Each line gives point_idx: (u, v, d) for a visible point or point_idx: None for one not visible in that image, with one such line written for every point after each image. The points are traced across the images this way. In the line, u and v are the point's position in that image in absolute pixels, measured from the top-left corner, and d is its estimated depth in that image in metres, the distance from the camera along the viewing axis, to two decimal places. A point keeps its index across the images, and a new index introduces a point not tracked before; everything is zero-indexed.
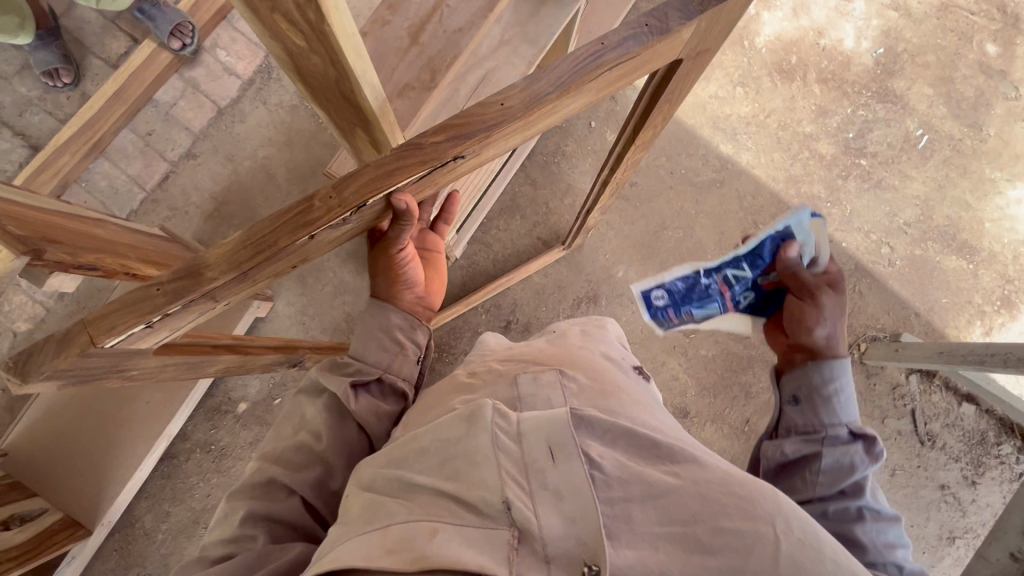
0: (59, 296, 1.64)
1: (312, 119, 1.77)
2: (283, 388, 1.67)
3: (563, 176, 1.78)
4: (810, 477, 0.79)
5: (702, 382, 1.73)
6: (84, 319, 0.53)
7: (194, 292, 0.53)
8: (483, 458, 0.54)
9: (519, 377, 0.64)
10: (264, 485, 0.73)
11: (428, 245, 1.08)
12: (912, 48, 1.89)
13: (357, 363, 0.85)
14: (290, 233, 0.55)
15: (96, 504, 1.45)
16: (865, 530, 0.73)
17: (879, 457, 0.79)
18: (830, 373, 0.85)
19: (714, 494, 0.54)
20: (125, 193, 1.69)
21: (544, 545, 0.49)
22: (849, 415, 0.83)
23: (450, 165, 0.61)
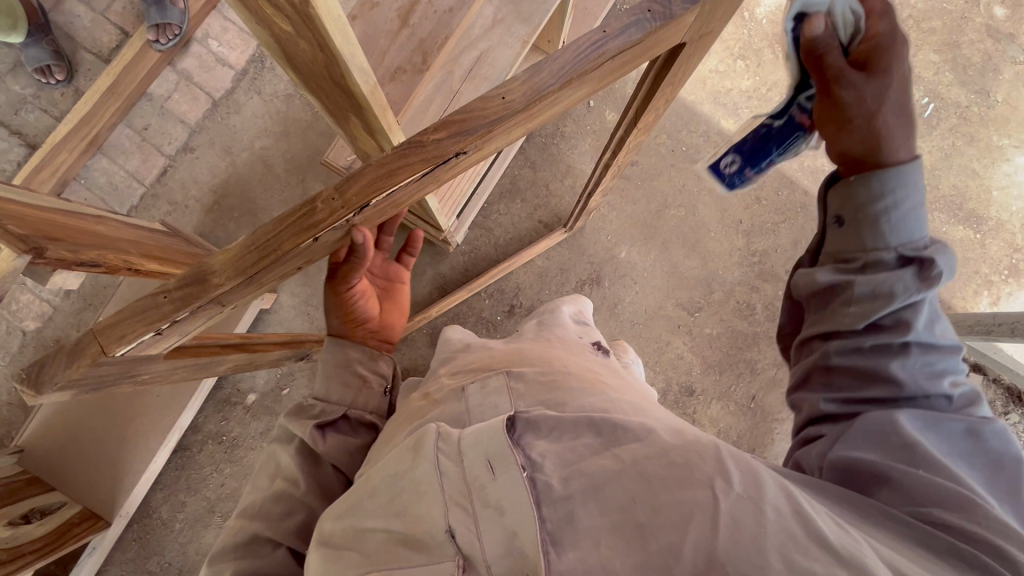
0: (65, 294, 1.65)
1: (308, 108, 1.75)
2: (291, 378, 1.69)
3: (562, 157, 1.77)
4: (845, 317, 0.63)
5: (707, 360, 1.73)
6: (92, 329, 0.48)
7: (200, 300, 0.48)
8: (427, 488, 0.55)
9: (467, 392, 0.72)
10: (249, 544, 0.75)
11: (391, 276, 1.05)
12: (917, 14, 1.84)
13: (321, 404, 0.87)
14: (294, 237, 0.49)
15: (114, 496, 1.48)
16: (902, 369, 0.60)
17: (939, 281, 0.61)
18: (878, 185, 0.62)
19: (652, 470, 0.52)
20: (125, 189, 1.69)
21: (488, 567, 0.50)
22: (909, 229, 0.63)
23: (451, 163, 0.55)
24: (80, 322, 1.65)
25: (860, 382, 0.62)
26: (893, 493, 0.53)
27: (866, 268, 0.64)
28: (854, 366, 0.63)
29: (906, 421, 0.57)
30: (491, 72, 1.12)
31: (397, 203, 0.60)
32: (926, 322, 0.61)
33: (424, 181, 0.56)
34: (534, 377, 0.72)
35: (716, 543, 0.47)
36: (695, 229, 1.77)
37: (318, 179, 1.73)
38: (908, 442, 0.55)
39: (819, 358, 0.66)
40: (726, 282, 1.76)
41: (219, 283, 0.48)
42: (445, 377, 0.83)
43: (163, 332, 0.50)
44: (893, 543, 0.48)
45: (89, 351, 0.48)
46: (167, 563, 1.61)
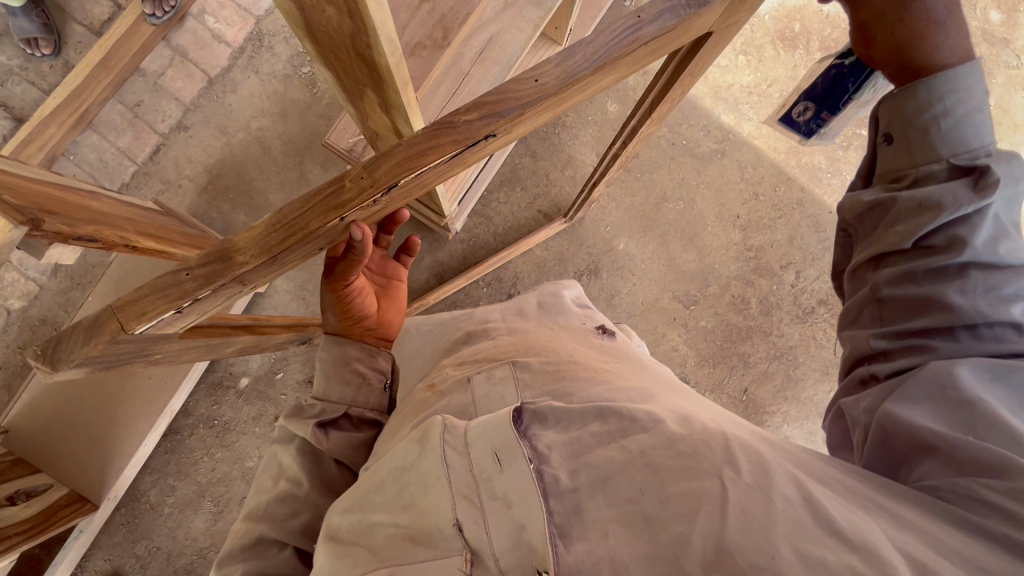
0: (53, 272, 1.61)
1: (306, 88, 1.72)
2: (285, 363, 1.67)
3: (563, 147, 1.76)
4: (892, 233, 0.66)
5: (702, 353, 1.74)
6: (111, 306, 0.45)
7: (226, 278, 0.47)
8: (434, 481, 0.54)
9: (474, 381, 0.72)
10: (256, 546, 0.76)
11: (389, 273, 1.04)
12: None
13: (321, 403, 0.86)
14: (322, 217, 0.48)
15: (103, 479, 1.46)
16: (958, 295, 0.61)
17: (997, 189, 0.61)
18: (926, 94, 0.66)
19: (659, 460, 0.50)
20: (115, 166, 1.65)
21: (496, 560, 0.48)
22: (965, 138, 0.65)
23: (480, 145, 0.54)
24: (68, 302, 1.61)
25: (912, 312, 0.64)
26: (941, 465, 0.51)
27: (917, 182, 0.67)
28: (904, 292, 0.65)
29: (964, 374, 0.56)
30: (502, 55, 1.12)
31: (423, 184, 0.59)
32: (987, 238, 0.61)
33: (450, 163, 0.55)
34: (540, 368, 0.72)
35: (725, 534, 0.45)
36: (693, 222, 1.78)
37: (316, 162, 1.70)
38: (965, 399, 0.54)
39: (870, 290, 0.69)
40: (722, 276, 1.77)
41: (244, 261, 0.47)
42: (449, 368, 0.83)
43: (184, 310, 0.48)
44: (921, 523, 0.45)
45: (108, 328, 0.45)
46: (156, 548, 1.59)
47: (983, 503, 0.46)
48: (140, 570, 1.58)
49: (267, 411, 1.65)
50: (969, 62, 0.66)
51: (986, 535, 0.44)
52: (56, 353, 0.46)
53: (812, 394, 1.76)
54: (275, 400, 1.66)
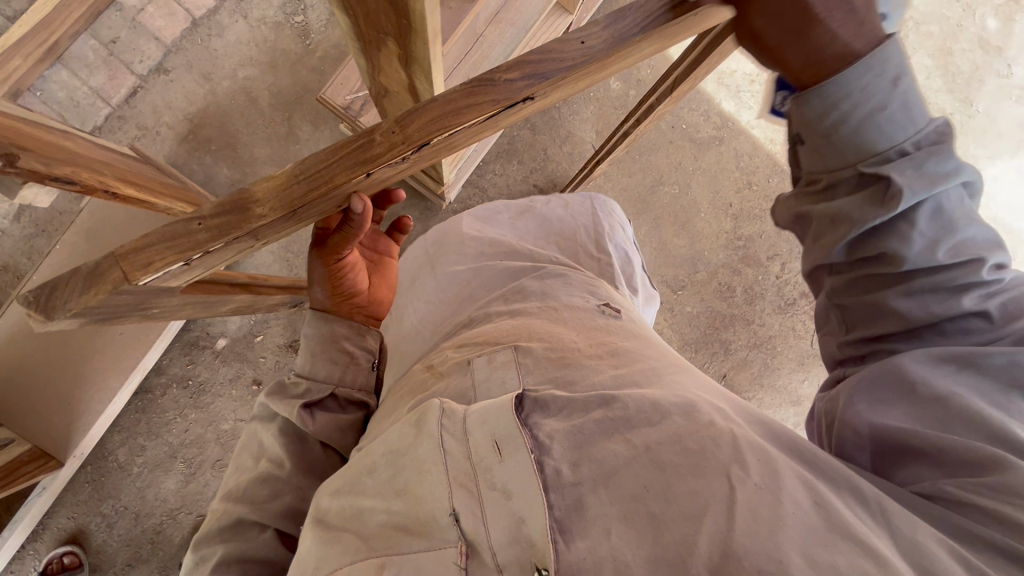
0: (17, 216, 1.52)
1: (298, 39, 1.63)
2: (265, 325, 1.61)
3: (563, 122, 1.73)
4: (819, 246, 0.63)
5: (685, 338, 1.77)
6: (115, 253, 0.42)
7: (240, 231, 0.44)
8: (430, 467, 0.55)
9: (476, 363, 0.72)
10: (235, 527, 0.74)
11: (380, 249, 1.00)
12: (918, 16, 1.87)
13: (305, 382, 0.83)
14: (348, 170, 0.45)
15: (69, 435, 1.41)
16: (902, 298, 0.58)
17: (902, 198, 0.56)
18: (818, 103, 0.57)
19: (666, 456, 0.51)
20: (87, 106, 1.54)
21: (493, 554, 0.49)
22: (872, 141, 0.58)
23: (519, 108, 0.51)
24: (32, 249, 1.52)
25: (869, 320, 0.62)
26: (928, 467, 0.51)
27: (830, 189, 0.61)
28: (856, 300, 0.62)
29: (928, 369, 0.55)
30: (519, 16, 1.12)
31: (452, 148, 0.55)
32: (924, 240, 0.57)
33: (489, 125, 0.52)
34: (542, 354, 0.71)
35: (731, 535, 0.46)
36: (687, 208, 1.78)
37: (306, 118, 1.62)
38: (937, 395, 0.53)
39: (827, 299, 0.66)
40: (710, 263, 1.79)
41: (262, 214, 0.44)
42: (449, 349, 0.82)
43: (192, 264, 0.45)
44: (918, 529, 0.46)
45: (109, 278, 0.42)
46: (123, 507, 1.55)
47: (949, 502, 0.48)
48: (106, 530, 1.54)
49: (245, 374, 1.60)
50: (869, 53, 0.54)
51: (982, 541, 0.45)
52: (51, 300, 0.43)
53: (787, 382, 1.82)
54: (253, 363, 1.61)
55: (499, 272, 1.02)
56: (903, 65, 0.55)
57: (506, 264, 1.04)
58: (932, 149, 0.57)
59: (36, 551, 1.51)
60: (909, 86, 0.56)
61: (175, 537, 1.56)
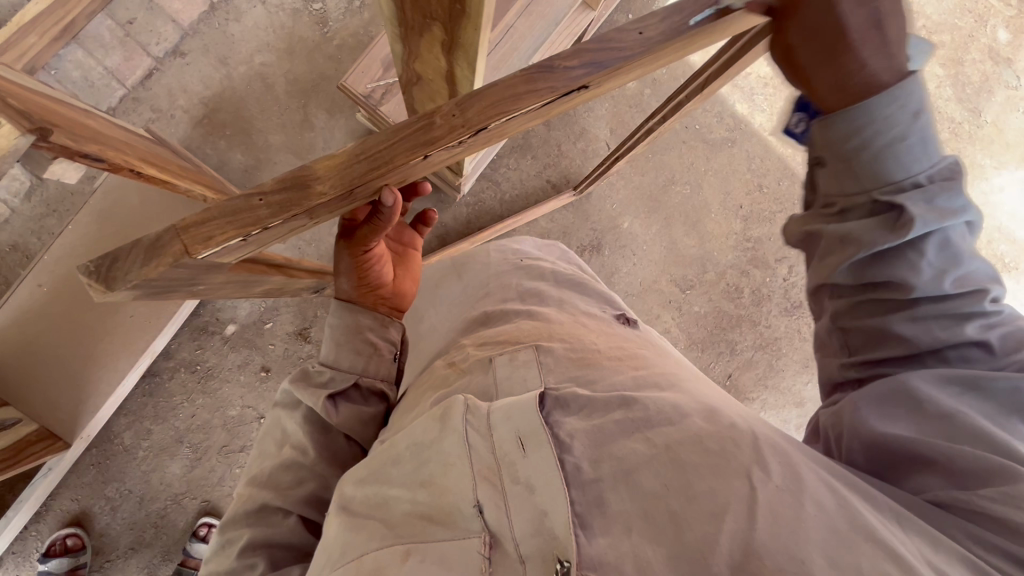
0: (27, 195, 1.50)
1: (316, 26, 1.63)
2: (275, 313, 1.61)
3: (578, 119, 1.73)
4: (824, 268, 0.63)
5: (692, 337, 1.78)
6: (176, 226, 0.43)
7: (302, 207, 0.44)
8: (454, 460, 0.56)
9: (496, 362, 0.71)
10: (260, 511, 0.75)
11: (405, 241, 1.00)
12: (932, 25, 1.88)
13: (330, 371, 0.83)
14: (409, 151, 0.45)
15: (76, 416, 1.40)
16: (907, 324, 0.60)
17: (916, 226, 0.56)
18: (842, 127, 0.56)
19: (685, 455, 0.52)
20: (102, 87, 1.53)
21: (517, 545, 0.50)
22: (887, 169, 0.57)
23: (571, 97, 0.52)
24: (42, 229, 1.51)
25: (872, 343, 0.63)
26: (935, 476, 0.53)
27: (845, 212, 0.61)
28: (860, 323, 0.63)
29: (934, 388, 0.57)
30: (550, 9, 1.13)
31: (500, 134, 0.56)
32: (931, 270, 0.58)
33: (542, 111, 0.52)
34: (563, 355, 0.72)
35: (753, 535, 0.47)
36: (698, 208, 1.80)
37: (322, 106, 1.62)
38: (943, 411, 0.55)
39: (829, 318, 0.66)
40: (719, 264, 1.80)
41: (323, 192, 0.44)
42: (469, 348, 0.82)
43: (248, 240, 0.46)
44: (934, 540, 0.48)
45: (170, 251, 0.43)
46: (127, 491, 1.54)
47: (968, 513, 0.49)
48: (110, 513, 1.54)
49: (253, 361, 1.60)
50: (896, 84, 0.53)
51: (994, 551, 0.47)
52: (111, 271, 0.43)
53: (791, 383, 1.83)
54: (261, 350, 1.60)
55: (518, 274, 1.03)
56: (923, 99, 0.55)
57: (528, 265, 1.05)
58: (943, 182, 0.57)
59: (39, 532, 1.50)
60: (928, 117, 0.55)
61: (179, 522, 1.56)
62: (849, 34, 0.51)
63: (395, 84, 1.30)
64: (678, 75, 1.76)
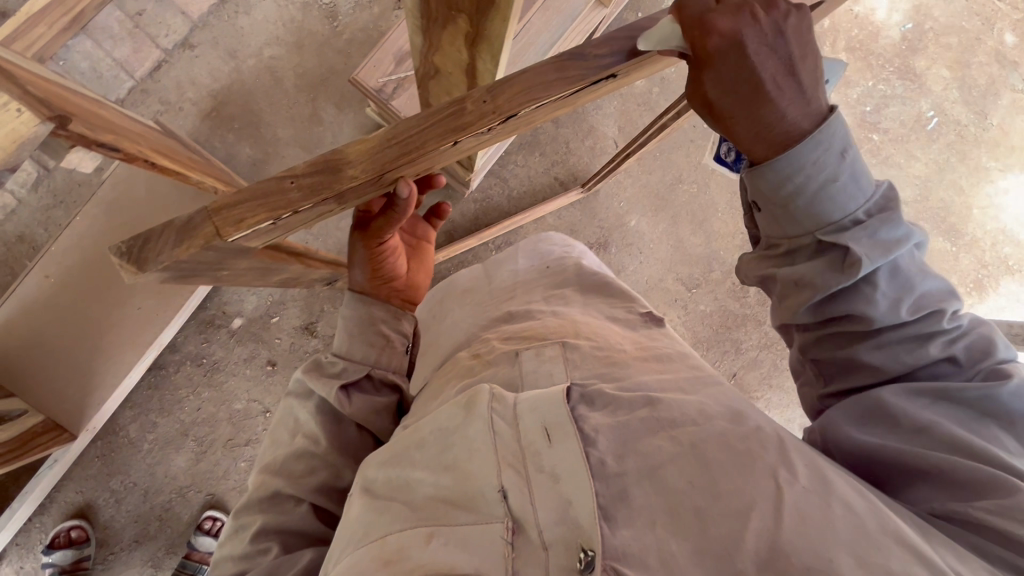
0: (34, 186, 1.50)
1: (326, 20, 1.62)
2: (282, 307, 1.61)
3: (587, 117, 1.73)
4: (784, 310, 0.63)
5: (697, 336, 1.78)
6: (208, 207, 0.43)
7: (333, 191, 0.44)
8: (479, 447, 0.56)
9: (523, 355, 0.72)
10: (272, 499, 0.74)
11: (419, 235, 1.00)
12: (939, 28, 1.88)
13: (343, 362, 0.82)
14: (439, 138, 0.45)
15: (82, 408, 1.40)
16: (873, 353, 0.59)
17: (863, 264, 0.55)
18: (774, 175, 0.55)
19: (710, 453, 0.53)
20: (110, 78, 1.52)
21: (540, 532, 0.49)
22: (827, 211, 0.56)
23: (602, 87, 0.52)
24: (49, 220, 1.51)
25: (845, 370, 0.62)
26: (932, 487, 0.52)
27: (791, 253, 0.60)
28: (829, 354, 0.62)
29: (906, 403, 0.56)
30: (566, 4, 1.13)
31: (527, 122, 0.56)
32: (887, 300, 0.57)
33: (570, 100, 0.52)
34: (589, 352, 0.72)
35: (779, 534, 0.47)
36: (705, 207, 1.80)
37: (331, 101, 1.62)
38: (919, 425, 0.54)
39: (800, 351, 0.66)
40: (725, 263, 1.80)
41: (354, 176, 0.44)
42: (495, 340, 0.82)
43: (279, 223, 0.46)
44: (946, 543, 0.48)
45: (202, 232, 0.43)
46: (132, 483, 1.54)
47: (965, 523, 0.49)
48: (114, 505, 1.53)
49: (260, 354, 1.59)
50: (818, 127, 0.53)
51: (993, 560, 0.47)
52: (144, 251, 0.43)
53: (795, 383, 1.83)
54: (268, 344, 1.60)
55: (542, 280, 1.03)
56: (847, 135, 0.54)
57: (551, 271, 1.05)
58: (883, 217, 0.56)
59: (43, 524, 1.50)
60: (857, 152, 0.55)
61: (184, 514, 1.56)
62: (762, 79, 0.49)
63: (407, 78, 1.30)
64: (687, 74, 1.76)
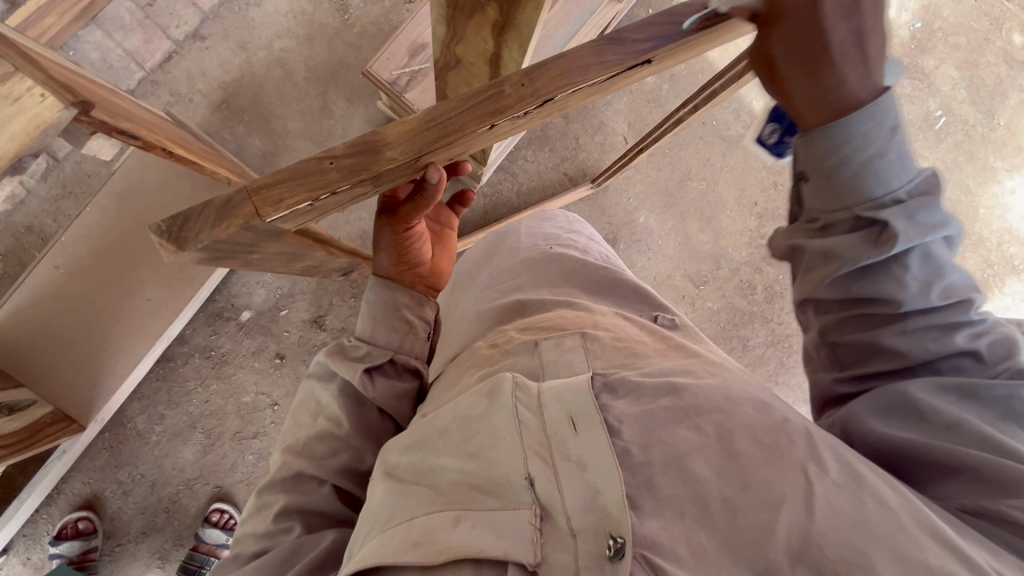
0: (42, 176, 1.49)
1: (336, 13, 1.62)
2: (292, 299, 1.60)
3: (597, 112, 1.73)
4: (808, 283, 0.60)
5: (705, 332, 1.79)
6: (247, 187, 0.43)
7: (372, 172, 0.44)
8: (504, 433, 0.56)
9: (542, 345, 0.72)
10: (293, 479, 0.74)
11: (442, 221, 1.00)
12: (948, 27, 1.89)
13: (368, 346, 0.82)
14: (478, 120, 0.45)
15: (92, 399, 1.40)
16: (898, 338, 0.58)
17: (897, 242, 0.53)
18: (825, 141, 0.53)
19: (738, 446, 0.53)
20: (120, 69, 1.51)
21: (568, 519, 0.49)
22: (866, 186, 0.54)
23: (638, 70, 0.53)
24: (58, 211, 1.50)
25: (866, 356, 0.60)
26: (962, 484, 0.51)
27: (826, 227, 0.57)
28: (851, 338, 0.61)
29: (935, 397, 0.55)
30: None
31: (557, 109, 0.56)
32: (917, 284, 0.55)
33: (606, 85, 0.53)
34: (609, 343, 0.72)
35: (812, 526, 0.47)
36: (714, 204, 1.80)
37: (341, 94, 1.61)
38: (949, 420, 0.54)
39: (818, 334, 0.64)
40: (733, 260, 1.81)
41: (393, 156, 0.44)
42: (512, 331, 0.82)
43: (315, 205, 0.46)
44: (980, 539, 0.47)
45: (241, 213, 0.43)
46: (140, 475, 1.54)
47: (995, 519, 0.48)
48: (122, 497, 1.53)
49: (270, 347, 1.59)
50: (874, 100, 0.51)
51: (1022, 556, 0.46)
52: (183, 231, 0.43)
53: (802, 380, 1.83)
54: (278, 336, 1.60)
55: (549, 263, 1.03)
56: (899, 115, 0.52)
57: (557, 253, 1.06)
58: (921, 203, 0.54)
59: (50, 516, 1.50)
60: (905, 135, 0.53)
61: (191, 507, 1.56)
62: (832, 43, 0.47)
63: (421, 71, 1.30)
64: (698, 71, 1.76)
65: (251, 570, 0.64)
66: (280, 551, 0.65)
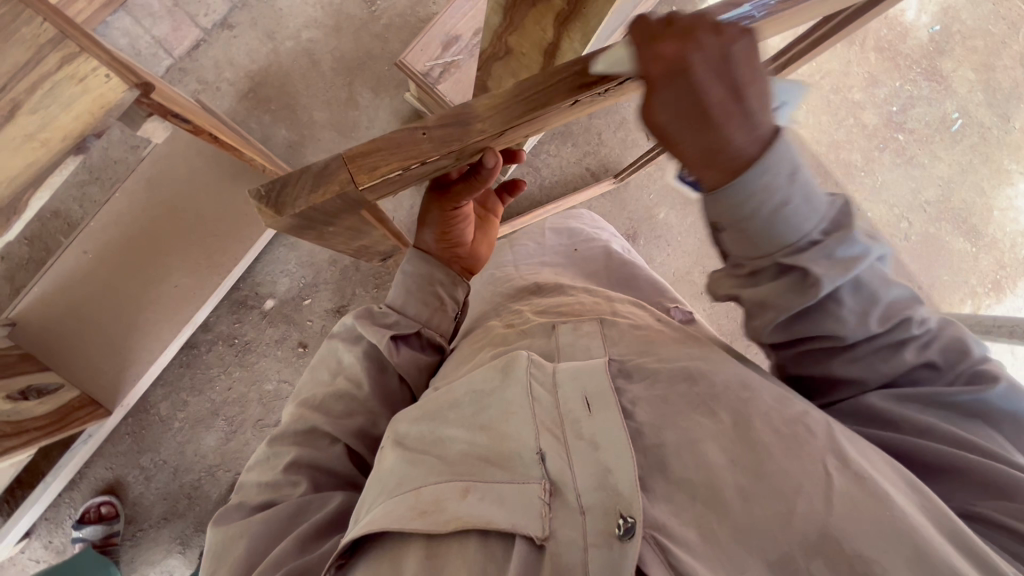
0: None
1: (364, 4, 1.63)
2: (315, 290, 1.61)
3: (620, 108, 1.75)
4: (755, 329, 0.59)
5: (721, 329, 1.79)
6: (344, 155, 0.45)
7: (462, 143, 0.45)
8: (517, 408, 0.57)
9: (559, 328, 0.71)
10: (307, 433, 0.75)
11: (489, 206, 1.01)
12: (967, 31, 1.91)
13: (395, 315, 0.83)
14: (565, 94, 0.46)
15: (117, 383, 1.40)
16: (849, 367, 0.58)
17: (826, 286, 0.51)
18: (729, 201, 0.48)
19: (756, 434, 0.52)
20: (149, 56, 1.52)
21: (577, 496, 0.50)
22: (785, 232, 0.51)
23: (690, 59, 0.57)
24: (84, 197, 1.50)
25: (825, 384, 0.61)
26: (962, 487, 0.52)
27: (756, 272, 0.55)
28: (806, 370, 0.61)
29: (918, 410, 0.56)
30: None
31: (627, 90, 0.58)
32: (855, 316, 0.54)
33: None
34: (627, 330, 0.71)
35: (829, 517, 0.46)
36: None
37: (367, 85, 1.62)
38: (924, 428, 0.55)
39: (778, 366, 0.64)
40: None
41: (482, 129, 0.46)
42: (528, 313, 0.83)
43: (405, 176, 0.48)
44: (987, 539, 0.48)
45: (338, 178, 0.45)
46: (163, 461, 1.55)
47: (989, 523, 0.49)
48: (145, 482, 1.54)
49: (291, 336, 1.60)
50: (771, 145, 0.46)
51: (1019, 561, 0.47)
52: (282, 196, 0.45)
53: None
54: (300, 326, 1.60)
55: (573, 265, 1.06)
56: (797, 156, 0.48)
57: (584, 255, 1.09)
58: (841, 237, 0.52)
59: (72, 500, 1.51)
60: (805, 172, 0.49)
61: (213, 493, 1.55)
62: (711, 105, 0.42)
63: (453, 63, 1.31)
64: None
65: (260, 519, 0.65)
66: (287, 506, 0.66)
